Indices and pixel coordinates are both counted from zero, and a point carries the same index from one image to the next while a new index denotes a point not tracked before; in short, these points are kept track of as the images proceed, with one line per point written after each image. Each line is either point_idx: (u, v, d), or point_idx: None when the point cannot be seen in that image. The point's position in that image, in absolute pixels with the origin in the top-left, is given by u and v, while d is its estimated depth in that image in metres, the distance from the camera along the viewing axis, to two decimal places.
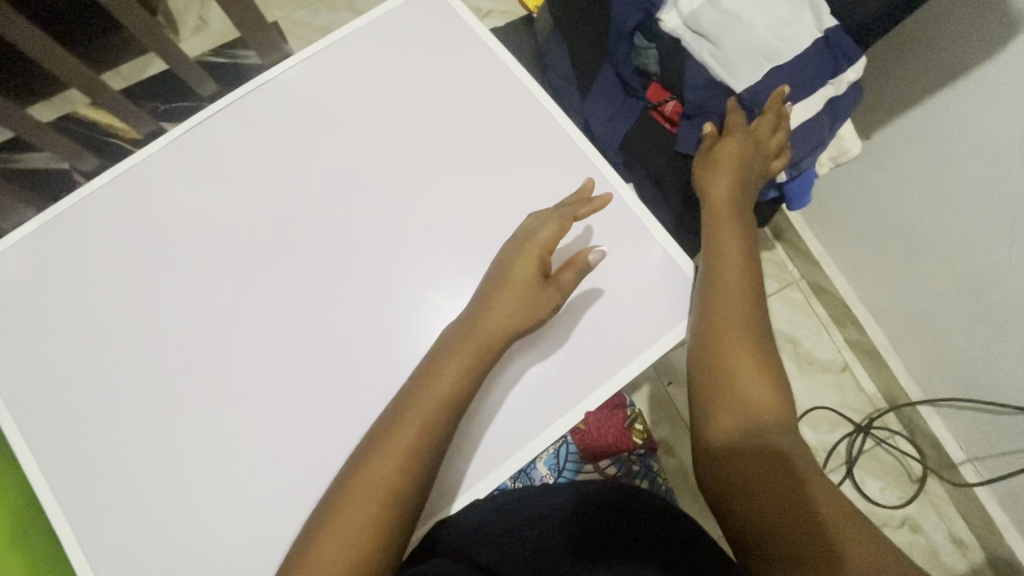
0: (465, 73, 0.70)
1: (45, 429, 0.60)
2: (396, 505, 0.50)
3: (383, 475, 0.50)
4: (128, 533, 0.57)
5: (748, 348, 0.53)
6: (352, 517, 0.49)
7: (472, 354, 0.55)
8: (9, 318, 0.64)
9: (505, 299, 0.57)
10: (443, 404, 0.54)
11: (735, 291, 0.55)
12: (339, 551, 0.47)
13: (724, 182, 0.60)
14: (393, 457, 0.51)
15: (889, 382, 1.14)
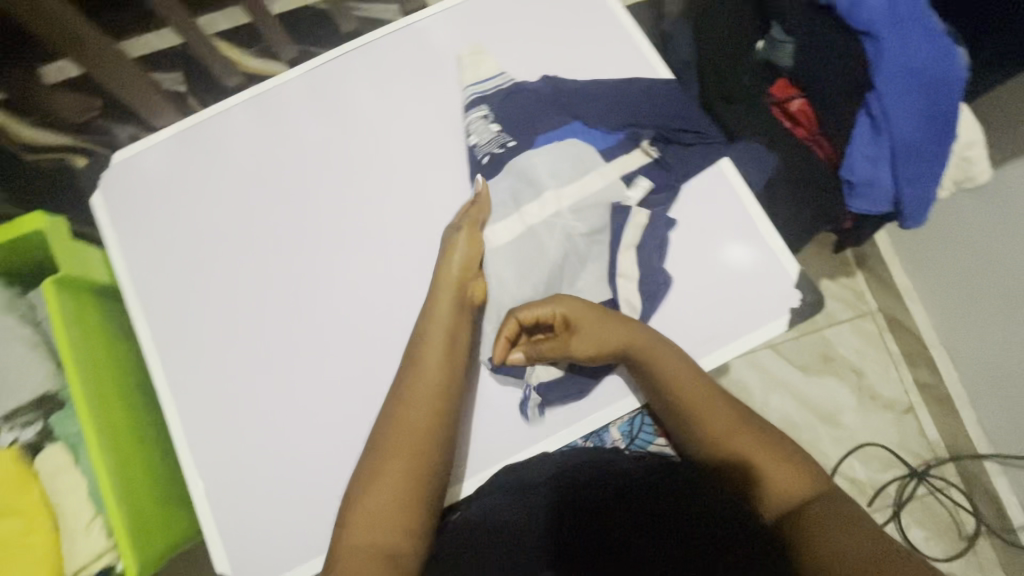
0: (591, 40, 0.70)
1: (162, 315, 0.65)
2: (427, 457, 0.54)
3: (412, 428, 0.55)
4: (221, 421, 0.62)
5: (701, 383, 0.57)
6: (390, 470, 0.53)
7: (449, 311, 0.58)
8: (142, 208, 0.69)
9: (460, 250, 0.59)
10: (444, 367, 0.56)
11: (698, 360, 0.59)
12: (379, 507, 0.52)
13: (585, 345, 0.57)
14: (415, 408, 0.55)
15: (956, 431, 1.09)
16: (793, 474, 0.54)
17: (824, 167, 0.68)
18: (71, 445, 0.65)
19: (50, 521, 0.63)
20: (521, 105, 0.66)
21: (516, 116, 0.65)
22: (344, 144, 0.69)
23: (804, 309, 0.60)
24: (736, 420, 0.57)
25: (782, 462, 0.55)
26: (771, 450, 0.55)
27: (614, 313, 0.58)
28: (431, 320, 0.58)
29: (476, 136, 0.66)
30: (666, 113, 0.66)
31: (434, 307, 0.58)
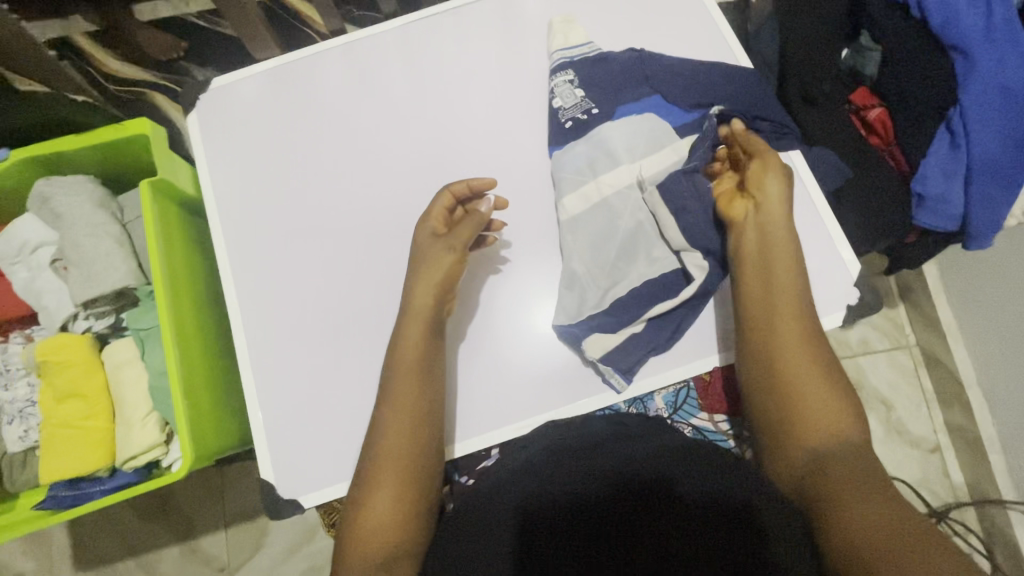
0: (681, 28, 0.71)
1: (236, 232, 0.68)
2: (419, 476, 0.54)
3: (400, 452, 0.54)
4: (282, 337, 0.65)
5: (788, 309, 0.55)
6: (381, 495, 0.53)
7: (420, 337, 0.58)
8: (230, 132, 0.72)
9: (432, 274, 0.59)
10: (421, 388, 0.57)
11: (789, 278, 0.56)
12: (379, 535, 0.51)
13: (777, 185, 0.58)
14: (400, 432, 0.55)
15: (983, 475, 1.07)
16: (840, 426, 0.51)
17: (895, 178, 0.69)
18: (138, 338, 0.68)
19: (111, 409, 0.68)
20: (608, 78, 0.68)
21: (603, 88, 0.68)
22: (428, 95, 0.71)
23: (860, 308, 0.60)
24: (810, 356, 0.54)
25: (837, 410, 0.52)
26: (830, 395, 0.52)
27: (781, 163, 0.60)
28: (403, 346, 0.58)
29: (560, 100, 0.68)
30: (748, 101, 0.66)
31: (402, 330, 0.58)
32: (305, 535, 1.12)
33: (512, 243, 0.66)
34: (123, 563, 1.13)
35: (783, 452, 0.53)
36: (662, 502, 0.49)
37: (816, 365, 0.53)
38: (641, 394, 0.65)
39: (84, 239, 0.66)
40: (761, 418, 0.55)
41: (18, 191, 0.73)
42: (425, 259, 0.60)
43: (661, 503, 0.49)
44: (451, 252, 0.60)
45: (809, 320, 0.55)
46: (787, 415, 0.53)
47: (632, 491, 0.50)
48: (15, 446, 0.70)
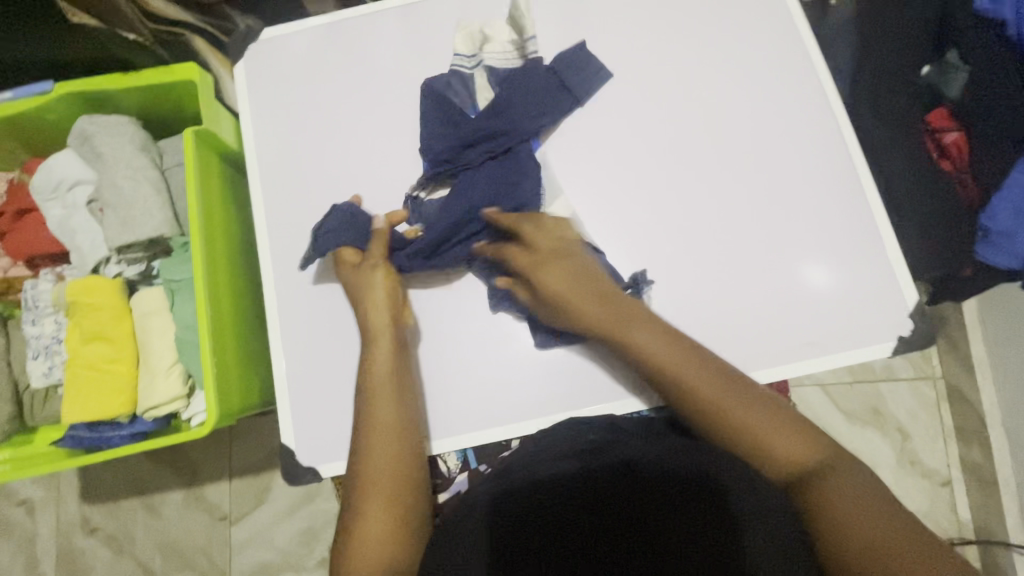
0: (758, 23, 0.67)
1: (274, 191, 0.66)
2: (406, 491, 0.53)
3: (381, 469, 0.53)
4: (313, 303, 0.64)
5: (667, 351, 0.53)
6: (367, 515, 0.51)
7: (390, 352, 0.57)
8: (275, 86, 0.69)
9: (382, 300, 0.58)
10: (397, 405, 0.55)
11: (656, 328, 0.55)
12: (373, 556, 0.50)
13: (555, 274, 0.57)
14: (377, 449, 0.54)
15: (991, 515, 1.05)
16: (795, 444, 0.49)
17: (961, 208, 0.66)
18: (169, 289, 0.67)
19: (136, 357, 0.67)
20: (584, 66, 0.65)
21: (572, 72, 0.65)
22: (461, 71, 0.67)
23: (912, 341, 0.59)
24: (719, 384, 0.52)
25: (786, 430, 0.50)
26: (771, 414, 0.51)
27: (568, 256, 0.58)
28: (370, 368, 0.56)
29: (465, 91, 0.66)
30: (815, 112, 0.64)
31: (368, 351, 0.57)
32: (308, 494, 1.13)
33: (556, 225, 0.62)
34: (127, 502, 1.15)
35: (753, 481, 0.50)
36: (645, 509, 0.45)
37: (726, 382, 0.52)
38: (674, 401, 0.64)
39: (123, 183, 0.65)
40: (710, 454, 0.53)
41: (59, 126, 0.71)
42: (363, 292, 0.59)
43: (627, 491, 0.47)
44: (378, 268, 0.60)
45: (705, 354, 0.54)
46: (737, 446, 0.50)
47: (625, 500, 0.46)
48: (39, 382, 0.70)
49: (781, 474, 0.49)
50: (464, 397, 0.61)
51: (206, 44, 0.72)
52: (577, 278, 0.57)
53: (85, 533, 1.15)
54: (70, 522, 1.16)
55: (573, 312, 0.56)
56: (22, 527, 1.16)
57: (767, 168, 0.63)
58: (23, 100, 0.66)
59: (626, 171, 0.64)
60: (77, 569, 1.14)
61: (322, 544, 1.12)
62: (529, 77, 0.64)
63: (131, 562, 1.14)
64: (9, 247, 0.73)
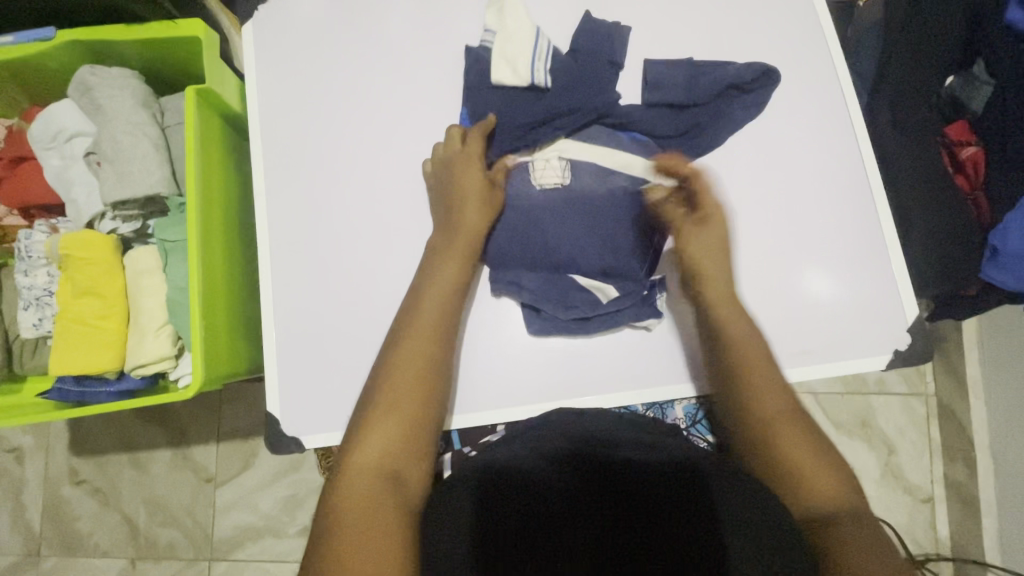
0: (784, 20, 0.65)
1: (275, 155, 0.65)
2: (434, 392, 0.54)
3: (421, 355, 0.54)
4: (310, 274, 0.63)
5: (762, 365, 0.55)
6: (396, 399, 0.52)
7: (458, 266, 0.58)
8: (284, 49, 0.68)
9: (469, 207, 0.59)
10: (432, 345, 0.55)
11: (742, 324, 0.56)
12: (388, 438, 0.51)
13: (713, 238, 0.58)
14: (424, 335, 0.55)
15: (970, 534, 1.05)
16: (839, 489, 0.49)
17: (972, 226, 0.65)
18: (163, 249, 0.66)
19: (127, 314, 0.67)
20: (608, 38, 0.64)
21: (598, 47, 0.64)
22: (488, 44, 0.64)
23: (908, 356, 0.58)
24: (787, 409, 0.53)
25: (816, 461, 0.51)
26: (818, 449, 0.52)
27: (710, 215, 0.59)
28: (436, 275, 0.58)
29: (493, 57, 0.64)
30: (832, 118, 0.63)
31: (439, 260, 0.58)
32: (293, 463, 1.14)
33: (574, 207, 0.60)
34: (115, 457, 1.16)
35: (795, 504, 0.49)
36: (640, 481, 0.45)
37: (787, 407, 0.53)
38: (664, 400, 0.63)
39: (122, 137, 0.64)
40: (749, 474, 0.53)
41: (61, 73, 0.70)
42: (461, 190, 0.59)
43: (621, 480, 0.45)
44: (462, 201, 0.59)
45: (778, 376, 0.55)
46: (777, 468, 0.51)
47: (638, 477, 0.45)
48: (28, 332, 0.70)
49: (815, 505, 0.49)
50: (454, 379, 0.60)
51: (216, 4, 0.70)
52: (719, 242, 0.58)
53: (72, 484, 1.16)
54: (57, 472, 1.17)
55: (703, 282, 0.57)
56: (10, 474, 1.17)
57: (779, 170, 0.62)
58: (24, 45, 0.65)
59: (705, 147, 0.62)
60: (63, 518, 1.16)
61: (304, 512, 1.13)
62: (562, 57, 0.63)
63: (115, 515, 1.15)
64: (4, 195, 0.72)
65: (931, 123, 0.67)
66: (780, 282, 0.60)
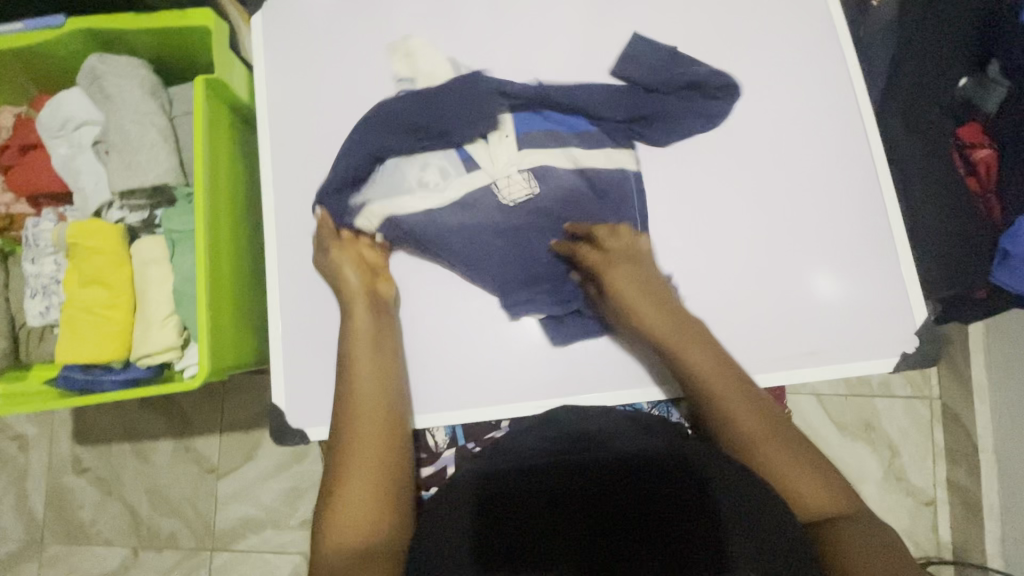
0: (795, 18, 0.65)
1: (282, 146, 0.65)
2: (386, 429, 0.54)
3: (367, 401, 0.54)
4: (316, 266, 0.63)
5: (732, 385, 0.54)
6: (353, 453, 0.52)
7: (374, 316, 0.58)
8: (293, 40, 0.67)
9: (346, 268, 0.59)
10: (381, 387, 0.55)
11: (706, 349, 0.55)
12: (356, 493, 0.50)
13: (626, 274, 0.57)
14: (370, 380, 0.55)
15: (971, 538, 1.05)
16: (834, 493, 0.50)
17: (982, 228, 0.64)
18: (170, 241, 0.67)
19: (133, 304, 0.67)
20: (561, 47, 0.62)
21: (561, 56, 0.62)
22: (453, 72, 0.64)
23: (916, 358, 0.58)
24: (769, 424, 0.53)
25: (810, 470, 0.51)
26: (802, 462, 0.51)
27: (627, 250, 0.59)
28: (361, 328, 0.57)
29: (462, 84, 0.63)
30: (843, 118, 0.62)
31: (375, 303, 0.58)
32: (295, 455, 1.14)
33: (565, 206, 0.61)
34: (118, 446, 1.16)
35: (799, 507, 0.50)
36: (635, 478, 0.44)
37: (768, 425, 0.53)
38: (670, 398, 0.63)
39: (130, 126, 0.64)
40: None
41: (69, 62, 0.70)
42: (335, 273, 0.59)
43: (616, 471, 0.45)
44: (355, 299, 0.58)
45: (752, 391, 0.54)
46: (776, 478, 0.51)
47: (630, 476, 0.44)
48: (36, 321, 0.70)
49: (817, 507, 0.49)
50: (459, 373, 0.60)
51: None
52: (641, 279, 0.57)
53: (75, 473, 1.17)
54: (60, 461, 1.17)
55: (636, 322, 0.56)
56: (14, 461, 1.18)
57: (788, 169, 0.62)
58: (33, 33, 0.65)
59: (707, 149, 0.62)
60: (66, 506, 1.16)
61: (306, 504, 1.13)
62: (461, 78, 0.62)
63: (118, 505, 1.16)
64: (12, 183, 0.72)
65: (942, 123, 0.66)
66: (788, 282, 0.60)
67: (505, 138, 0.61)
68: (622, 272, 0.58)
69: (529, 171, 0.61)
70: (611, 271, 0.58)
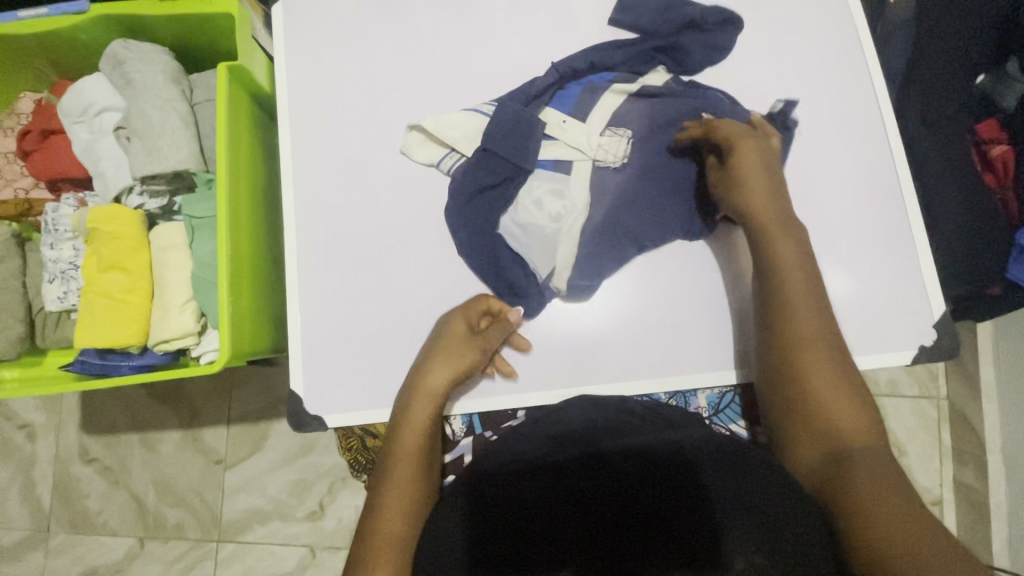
0: (814, 11, 0.65)
1: (301, 134, 0.65)
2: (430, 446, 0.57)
3: (421, 420, 0.56)
4: (334, 252, 0.63)
5: (801, 296, 0.55)
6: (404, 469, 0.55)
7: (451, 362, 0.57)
8: (312, 29, 0.68)
9: (452, 352, 0.57)
10: (432, 406, 0.57)
11: (792, 264, 0.57)
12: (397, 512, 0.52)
13: (751, 154, 0.58)
14: (424, 400, 0.57)
15: (978, 537, 1.05)
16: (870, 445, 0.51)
17: (999, 224, 0.65)
18: (190, 226, 0.67)
19: (152, 290, 0.67)
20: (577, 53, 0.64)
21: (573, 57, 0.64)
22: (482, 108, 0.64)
23: (931, 351, 0.58)
24: (832, 353, 0.54)
25: (849, 411, 0.52)
26: (849, 397, 0.53)
27: (750, 136, 0.59)
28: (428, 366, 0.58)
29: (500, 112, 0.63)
30: (861, 113, 0.63)
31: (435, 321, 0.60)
32: (304, 446, 1.15)
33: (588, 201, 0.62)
34: (126, 437, 1.16)
35: (804, 453, 0.52)
36: (627, 487, 0.45)
37: (828, 356, 0.54)
38: (687, 390, 0.64)
39: (151, 112, 0.65)
40: (780, 413, 0.55)
41: (90, 48, 0.70)
42: (436, 354, 0.58)
43: (613, 485, 0.45)
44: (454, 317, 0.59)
45: (827, 326, 0.55)
46: (806, 412, 0.53)
47: (625, 495, 0.44)
48: (53, 306, 0.70)
49: (829, 450, 0.51)
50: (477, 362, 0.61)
51: None
52: (758, 166, 0.58)
53: (83, 462, 1.17)
54: (68, 450, 1.17)
55: (746, 196, 0.58)
56: (22, 451, 1.18)
57: (805, 162, 0.62)
58: (55, 18, 0.65)
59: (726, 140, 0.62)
60: (74, 496, 1.17)
61: (313, 496, 1.13)
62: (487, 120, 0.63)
63: (125, 495, 1.16)
64: (31, 169, 0.72)
65: (957, 120, 0.66)
66: None
67: (567, 122, 0.63)
68: (745, 155, 0.59)
69: (610, 128, 0.63)
70: (735, 152, 0.59)
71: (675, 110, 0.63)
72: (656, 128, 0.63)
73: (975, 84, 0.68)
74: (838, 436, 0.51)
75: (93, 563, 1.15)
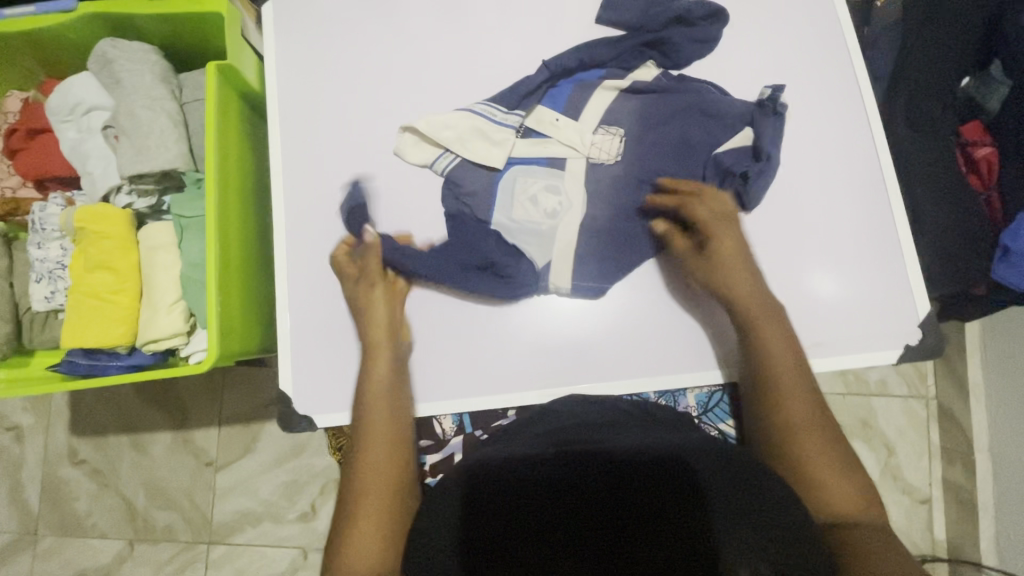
0: (801, 13, 0.65)
1: (292, 133, 0.65)
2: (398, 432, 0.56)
3: (381, 408, 0.57)
4: (324, 252, 0.63)
5: (791, 367, 0.55)
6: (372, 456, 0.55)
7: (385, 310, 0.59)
8: (303, 28, 0.68)
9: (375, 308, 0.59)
10: (396, 390, 0.58)
11: (779, 328, 0.56)
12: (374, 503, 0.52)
13: (730, 236, 0.59)
14: (383, 385, 0.57)
15: (966, 536, 1.06)
16: (852, 495, 0.50)
17: (984, 225, 0.65)
18: (179, 226, 0.67)
19: (140, 289, 0.67)
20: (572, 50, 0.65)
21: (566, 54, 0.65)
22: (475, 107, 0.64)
23: (918, 350, 0.59)
24: (816, 420, 0.53)
25: (836, 475, 0.51)
26: (834, 457, 0.52)
27: (729, 219, 0.59)
28: (374, 353, 0.58)
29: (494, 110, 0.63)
30: (848, 115, 0.63)
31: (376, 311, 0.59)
32: (295, 447, 1.14)
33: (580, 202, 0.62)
34: (115, 438, 1.16)
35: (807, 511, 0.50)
36: (621, 479, 0.45)
37: (817, 416, 0.54)
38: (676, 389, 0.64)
39: (141, 111, 0.64)
40: None
41: (78, 46, 0.70)
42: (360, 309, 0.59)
43: (609, 478, 0.45)
44: (374, 286, 0.60)
45: (813, 378, 0.55)
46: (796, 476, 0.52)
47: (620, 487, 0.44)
48: (40, 306, 0.70)
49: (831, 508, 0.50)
50: (468, 361, 0.61)
51: None
52: (739, 246, 0.58)
53: (71, 464, 1.16)
54: (57, 452, 1.16)
55: (721, 276, 0.58)
56: (10, 452, 1.17)
57: (793, 163, 0.62)
58: (43, 16, 0.65)
59: (718, 137, 0.62)
60: (61, 498, 1.16)
61: (304, 498, 1.13)
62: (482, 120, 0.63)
63: (114, 496, 1.15)
64: (18, 168, 0.72)
65: (944, 121, 0.67)
66: (795, 276, 0.60)
67: (560, 120, 0.63)
68: (723, 241, 0.59)
69: (602, 127, 0.63)
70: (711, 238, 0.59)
71: (665, 108, 0.63)
72: (645, 126, 0.63)
73: (960, 87, 0.69)
74: (836, 508, 0.50)
75: (81, 567, 1.14)
